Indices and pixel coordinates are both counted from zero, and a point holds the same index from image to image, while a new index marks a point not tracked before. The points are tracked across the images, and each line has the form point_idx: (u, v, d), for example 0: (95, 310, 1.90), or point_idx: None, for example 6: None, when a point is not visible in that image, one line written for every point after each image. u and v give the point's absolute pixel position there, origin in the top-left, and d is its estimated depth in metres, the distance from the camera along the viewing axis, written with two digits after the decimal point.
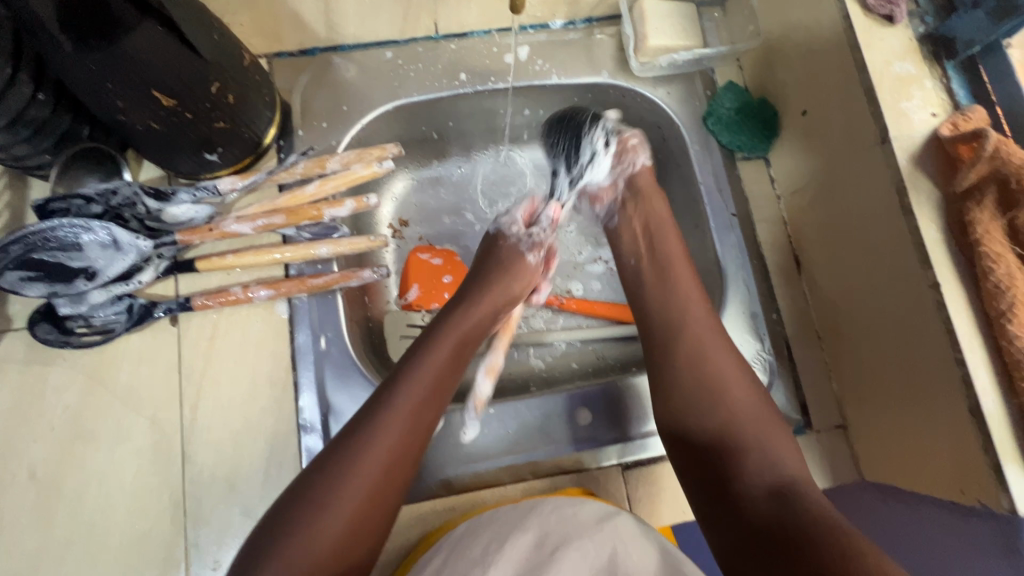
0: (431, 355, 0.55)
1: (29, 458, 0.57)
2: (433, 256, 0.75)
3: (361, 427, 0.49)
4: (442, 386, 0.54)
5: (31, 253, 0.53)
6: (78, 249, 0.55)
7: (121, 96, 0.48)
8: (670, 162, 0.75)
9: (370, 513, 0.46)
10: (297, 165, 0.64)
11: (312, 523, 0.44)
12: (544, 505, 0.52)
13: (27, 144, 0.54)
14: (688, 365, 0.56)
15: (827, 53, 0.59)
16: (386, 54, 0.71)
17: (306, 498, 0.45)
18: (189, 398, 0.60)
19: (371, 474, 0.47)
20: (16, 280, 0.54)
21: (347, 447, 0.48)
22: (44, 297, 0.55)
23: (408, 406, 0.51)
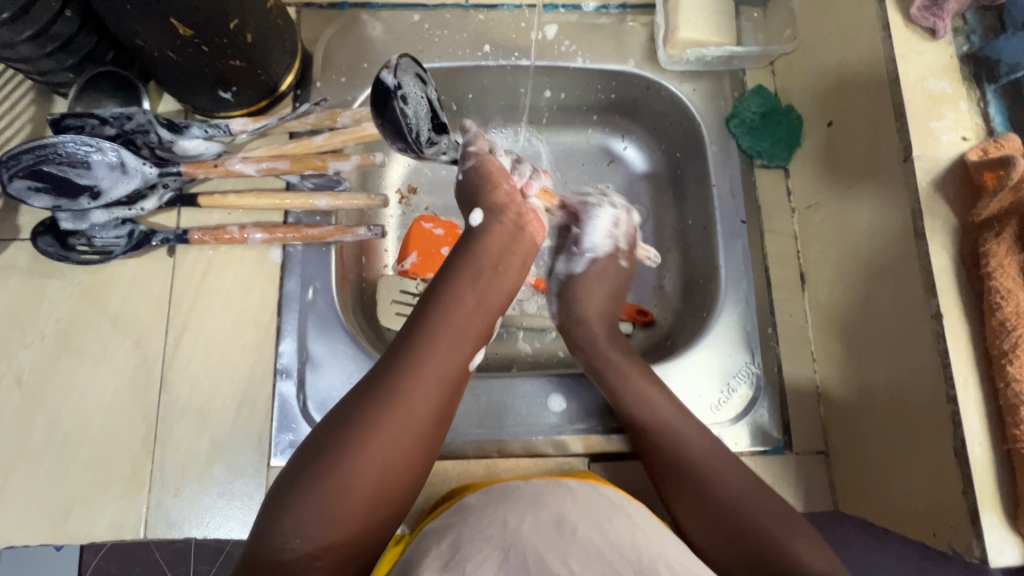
0: (454, 290, 0.54)
1: (17, 363, 0.59)
2: (436, 226, 0.74)
3: (390, 372, 0.49)
4: (467, 326, 0.54)
5: (41, 164, 0.55)
6: (85, 166, 0.56)
7: (139, 21, 0.49)
8: (688, 161, 0.74)
9: (406, 458, 0.47)
10: (309, 115, 0.65)
11: (356, 460, 0.45)
12: (561, 490, 0.50)
13: (51, 60, 0.56)
14: (646, 429, 0.57)
15: (862, 60, 0.57)
16: (414, 17, 0.70)
17: (341, 438, 0.46)
18: (175, 328, 0.61)
19: (403, 415, 0.47)
20: (23, 189, 0.55)
21: (379, 386, 0.48)
22: (48, 208, 0.56)
23: (437, 349, 0.51)
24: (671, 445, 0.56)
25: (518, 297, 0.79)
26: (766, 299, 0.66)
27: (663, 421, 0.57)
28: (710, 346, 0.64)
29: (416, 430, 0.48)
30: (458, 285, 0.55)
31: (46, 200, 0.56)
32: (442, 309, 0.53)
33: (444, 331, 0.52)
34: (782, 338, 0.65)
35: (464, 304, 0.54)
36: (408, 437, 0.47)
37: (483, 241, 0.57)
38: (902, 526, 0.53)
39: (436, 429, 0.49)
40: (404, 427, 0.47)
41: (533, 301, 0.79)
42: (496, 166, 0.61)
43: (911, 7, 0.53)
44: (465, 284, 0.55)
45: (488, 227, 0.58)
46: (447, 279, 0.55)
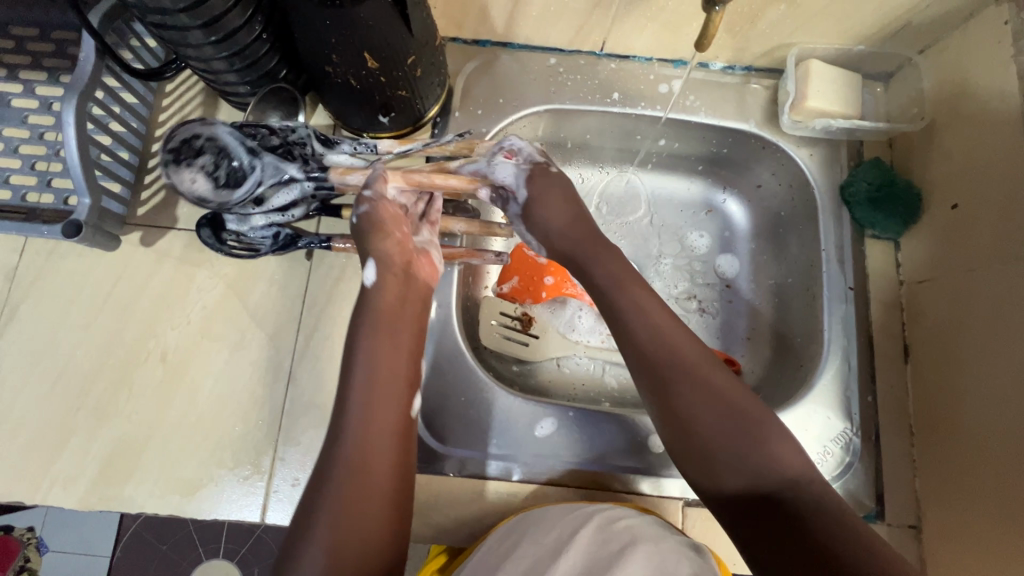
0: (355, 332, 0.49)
1: (163, 342, 0.64)
2: (540, 255, 0.78)
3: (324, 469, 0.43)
4: (389, 377, 0.47)
5: (211, 158, 0.59)
6: (246, 179, 0.60)
7: (338, 52, 0.54)
8: (794, 221, 0.76)
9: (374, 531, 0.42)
10: (449, 143, 0.68)
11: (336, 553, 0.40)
12: (615, 513, 0.54)
13: (236, 74, 0.62)
14: (714, 443, 0.47)
15: (999, 151, 0.58)
16: (550, 60, 0.75)
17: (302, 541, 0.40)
18: (306, 327, 0.65)
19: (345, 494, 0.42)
20: (183, 174, 0.58)
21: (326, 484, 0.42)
22: (194, 204, 0.59)
23: (356, 417, 0.45)
24: (737, 441, 0.46)
25: (608, 331, 0.81)
26: (868, 367, 0.67)
27: (713, 389, 0.48)
28: (810, 406, 0.65)
29: (376, 501, 0.42)
30: (364, 339, 0.48)
31: (191, 194, 0.58)
32: (357, 369, 0.47)
33: (370, 398, 0.46)
34: (881, 407, 0.66)
35: (372, 360, 0.47)
36: (369, 511, 0.42)
37: (376, 294, 0.51)
38: None
39: (395, 481, 0.44)
40: (365, 504, 0.42)
41: None
42: (391, 214, 0.55)
43: None
44: (372, 327, 0.49)
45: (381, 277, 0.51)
46: (353, 343, 0.48)
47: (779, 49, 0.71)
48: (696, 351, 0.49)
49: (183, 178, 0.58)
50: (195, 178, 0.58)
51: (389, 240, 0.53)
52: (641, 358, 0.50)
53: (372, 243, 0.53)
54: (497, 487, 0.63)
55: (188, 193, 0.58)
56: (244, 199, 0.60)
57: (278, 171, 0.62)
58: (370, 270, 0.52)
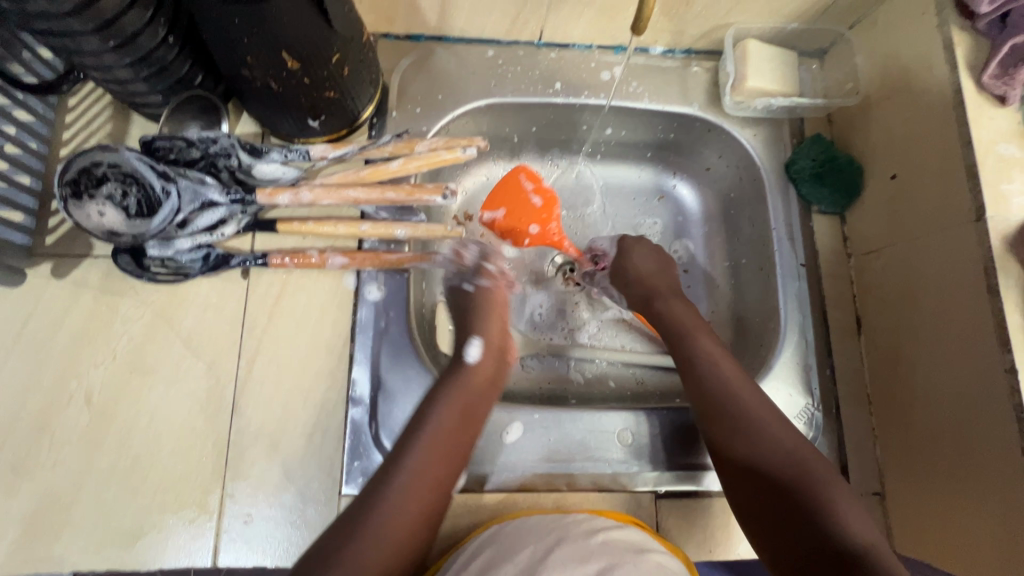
0: (449, 401, 0.56)
1: (87, 382, 0.58)
2: (484, 215, 0.74)
3: (376, 497, 0.49)
4: (454, 450, 0.54)
5: (106, 182, 0.53)
6: (161, 207, 0.54)
7: (252, 52, 0.50)
8: (744, 202, 0.76)
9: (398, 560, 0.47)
10: (387, 144, 0.65)
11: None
12: (597, 527, 0.53)
13: (145, 83, 0.57)
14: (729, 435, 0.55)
15: (931, 119, 0.59)
16: (488, 52, 0.72)
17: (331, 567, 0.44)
18: (247, 353, 0.61)
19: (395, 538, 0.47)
20: (78, 202, 0.53)
21: (366, 520, 0.47)
22: (105, 239, 0.54)
23: (424, 472, 0.51)
24: (757, 445, 0.54)
25: (570, 326, 0.80)
26: (824, 341, 0.68)
27: (739, 405, 0.56)
28: (772, 385, 0.66)
29: (408, 534, 0.48)
30: (447, 408, 0.56)
31: (100, 228, 0.53)
32: (434, 430, 0.54)
33: (444, 440, 0.54)
34: (840, 380, 0.67)
35: (440, 430, 0.54)
36: (403, 543, 0.47)
37: (472, 371, 0.60)
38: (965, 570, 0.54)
39: (424, 536, 0.50)
40: (400, 538, 0.47)
41: (585, 330, 0.80)
42: (502, 298, 0.69)
43: (984, 75, 0.56)
44: (457, 408, 0.56)
45: (480, 363, 0.61)
46: (433, 403, 0.56)
47: (717, 31, 0.71)
48: (735, 372, 0.59)
49: (90, 212, 0.53)
50: (101, 211, 0.53)
51: (498, 323, 0.66)
52: (698, 380, 0.59)
53: (477, 324, 0.65)
54: (465, 500, 0.60)
55: (97, 228, 0.53)
56: (163, 228, 0.55)
57: (198, 193, 0.57)
58: (471, 348, 0.62)
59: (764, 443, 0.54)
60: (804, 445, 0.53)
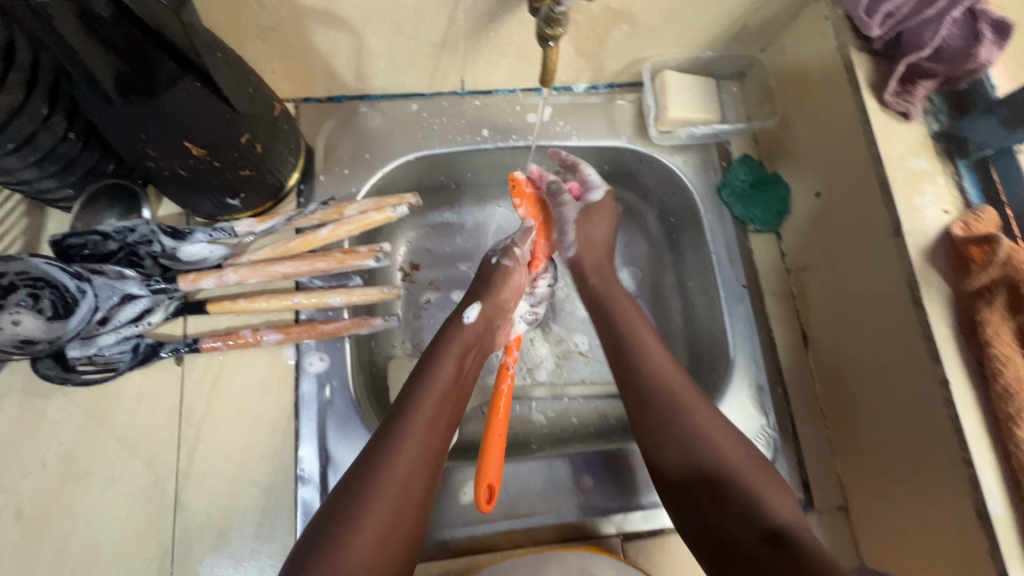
0: (441, 366, 0.57)
1: (17, 495, 0.56)
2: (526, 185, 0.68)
3: (367, 471, 0.48)
4: (450, 411, 0.55)
5: (14, 290, 0.52)
6: (76, 308, 0.53)
7: (153, 145, 0.49)
8: (683, 226, 0.77)
9: (410, 506, 0.48)
10: (315, 211, 0.64)
11: (330, 569, 0.42)
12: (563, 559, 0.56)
13: (52, 179, 0.55)
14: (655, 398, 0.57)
15: (844, 137, 0.61)
16: (412, 106, 0.72)
17: (325, 541, 0.44)
18: (188, 442, 0.59)
19: (389, 504, 0.47)
20: None
21: (356, 491, 0.47)
22: (16, 349, 0.52)
23: (417, 438, 0.51)
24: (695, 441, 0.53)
25: (528, 366, 0.79)
26: (774, 358, 0.69)
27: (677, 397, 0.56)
28: (727, 410, 0.65)
29: (418, 484, 0.49)
30: (436, 379, 0.56)
31: (10, 340, 0.51)
32: (420, 398, 0.54)
33: (443, 396, 0.55)
34: (793, 396, 0.67)
35: (435, 390, 0.55)
36: (412, 489, 0.48)
37: (472, 330, 0.63)
38: None
39: (422, 497, 0.49)
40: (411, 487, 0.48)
41: (543, 367, 0.79)
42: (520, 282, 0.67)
43: (885, 93, 0.57)
44: (447, 374, 0.57)
45: (478, 323, 0.63)
46: (435, 360, 0.58)
47: (635, 64, 0.72)
48: (670, 372, 0.58)
49: (3, 323, 0.51)
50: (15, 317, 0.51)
51: (506, 291, 0.66)
52: (629, 368, 0.59)
53: (483, 288, 0.66)
54: (428, 567, 0.59)
55: (8, 338, 0.51)
56: (81, 326, 0.53)
57: (115, 288, 0.55)
58: (470, 310, 0.64)
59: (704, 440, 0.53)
60: (750, 454, 0.53)
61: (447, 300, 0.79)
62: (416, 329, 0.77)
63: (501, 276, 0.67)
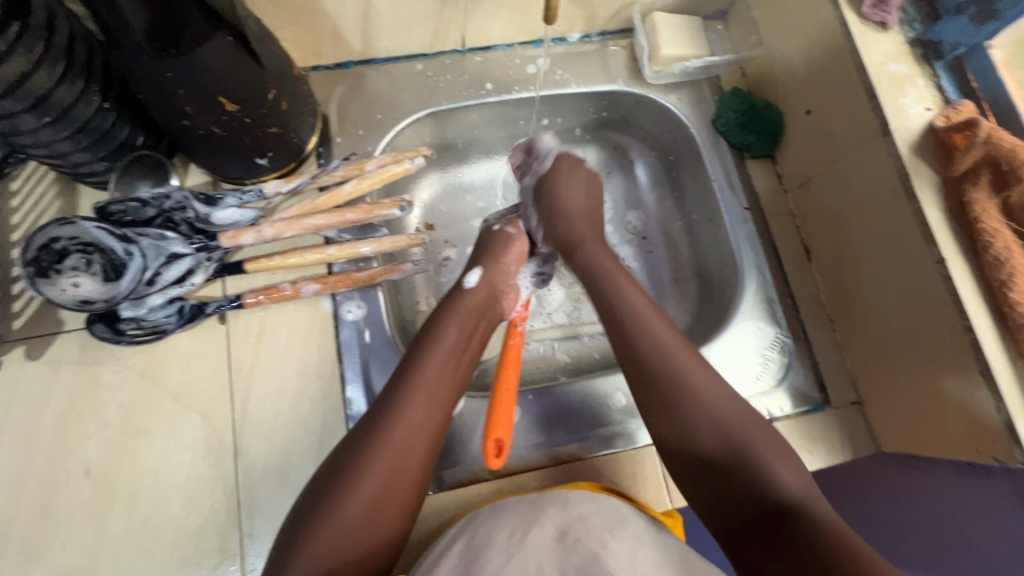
0: (445, 331, 0.61)
1: (83, 455, 0.58)
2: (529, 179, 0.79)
3: (368, 433, 0.52)
4: (453, 376, 0.59)
5: (68, 253, 0.54)
6: (127, 268, 0.56)
7: (190, 102, 0.52)
8: (683, 162, 0.81)
9: (408, 466, 0.52)
10: (337, 169, 0.68)
11: (329, 518, 0.47)
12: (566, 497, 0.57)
13: (86, 152, 0.57)
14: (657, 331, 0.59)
15: (826, 53, 0.65)
16: (417, 66, 0.75)
17: (324, 498, 0.49)
18: (239, 394, 0.62)
19: (390, 461, 0.51)
20: (46, 274, 0.53)
21: (358, 450, 0.51)
22: (76, 308, 0.54)
23: (421, 400, 0.55)
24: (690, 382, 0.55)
25: (547, 310, 0.83)
26: (780, 273, 0.73)
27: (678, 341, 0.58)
28: (742, 322, 0.70)
29: (417, 445, 0.53)
30: (441, 342, 0.59)
31: (69, 300, 0.54)
32: (425, 362, 0.57)
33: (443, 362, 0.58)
34: (801, 306, 0.72)
35: (438, 355, 0.59)
36: (415, 452, 0.53)
37: (472, 295, 0.66)
38: (943, 452, 0.59)
39: (423, 457, 0.53)
40: (410, 450, 0.52)
41: (562, 310, 0.83)
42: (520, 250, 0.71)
43: (862, 6, 0.62)
44: (451, 339, 0.60)
45: (478, 287, 0.67)
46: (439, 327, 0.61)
47: (625, 10, 0.76)
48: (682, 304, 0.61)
49: (63, 286, 0.54)
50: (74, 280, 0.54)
51: (506, 256, 0.71)
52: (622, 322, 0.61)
53: (484, 255, 0.70)
54: (478, 489, 0.64)
55: (68, 299, 0.54)
56: (133, 287, 0.56)
57: (160, 248, 0.59)
58: (471, 275, 0.68)
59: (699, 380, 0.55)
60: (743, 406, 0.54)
61: (464, 255, 0.82)
62: (438, 283, 0.80)
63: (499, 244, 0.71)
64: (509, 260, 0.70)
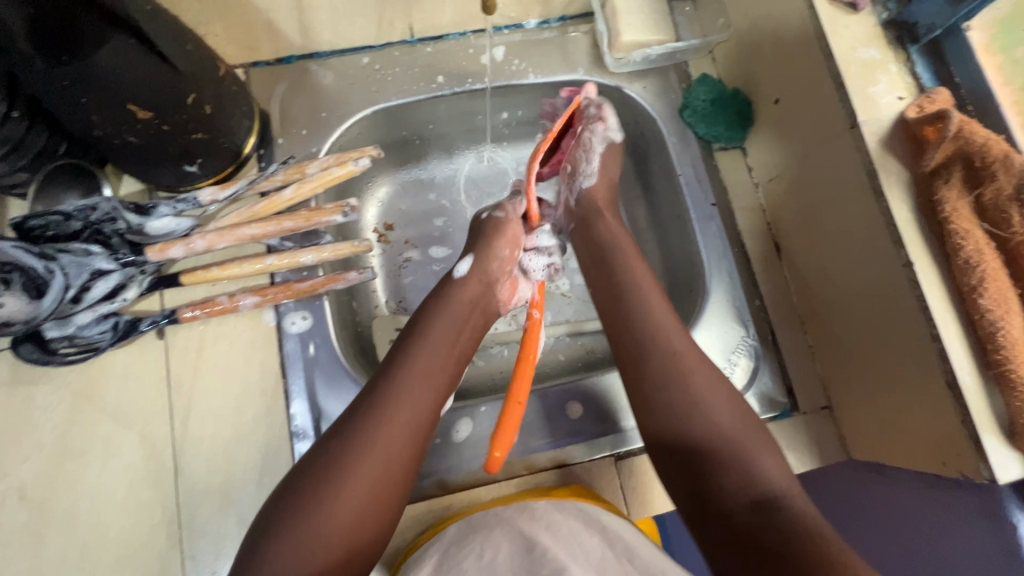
0: (432, 327, 0.58)
1: (18, 479, 0.57)
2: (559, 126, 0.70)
3: (346, 434, 0.50)
4: (442, 371, 0.56)
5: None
6: (49, 288, 0.53)
7: (97, 111, 0.48)
8: (649, 154, 0.77)
9: (395, 469, 0.50)
10: (277, 173, 0.64)
11: (309, 524, 0.45)
12: (534, 509, 0.55)
13: (4, 162, 0.54)
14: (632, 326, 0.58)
15: (793, 37, 0.61)
16: (363, 59, 0.71)
17: (295, 506, 0.46)
18: (179, 412, 0.59)
19: (374, 463, 0.49)
20: None
21: (336, 451, 0.49)
22: None
23: (403, 400, 0.52)
24: (680, 419, 0.52)
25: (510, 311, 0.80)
26: (748, 273, 0.70)
27: (677, 362, 0.55)
28: (707, 325, 0.66)
29: (404, 447, 0.51)
30: (428, 338, 0.57)
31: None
32: (409, 358, 0.55)
33: (429, 360, 0.55)
34: (769, 307, 0.69)
35: (426, 351, 0.56)
36: (400, 454, 0.50)
37: (465, 286, 0.62)
38: (910, 462, 0.56)
39: (411, 456, 0.51)
40: (398, 452, 0.50)
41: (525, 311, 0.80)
42: (514, 231, 0.66)
43: None
44: (438, 334, 0.57)
45: (468, 278, 0.62)
46: (429, 322, 0.58)
47: None
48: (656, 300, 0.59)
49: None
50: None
51: (500, 241, 0.65)
52: (624, 336, 0.58)
53: (475, 243, 0.65)
54: (429, 506, 0.61)
55: None
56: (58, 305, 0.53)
57: (84, 265, 0.55)
58: (459, 264, 0.63)
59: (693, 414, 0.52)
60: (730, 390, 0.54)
61: (427, 256, 0.79)
62: (398, 287, 0.77)
63: (500, 233, 0.65)
64: (502, 246, 0.64)
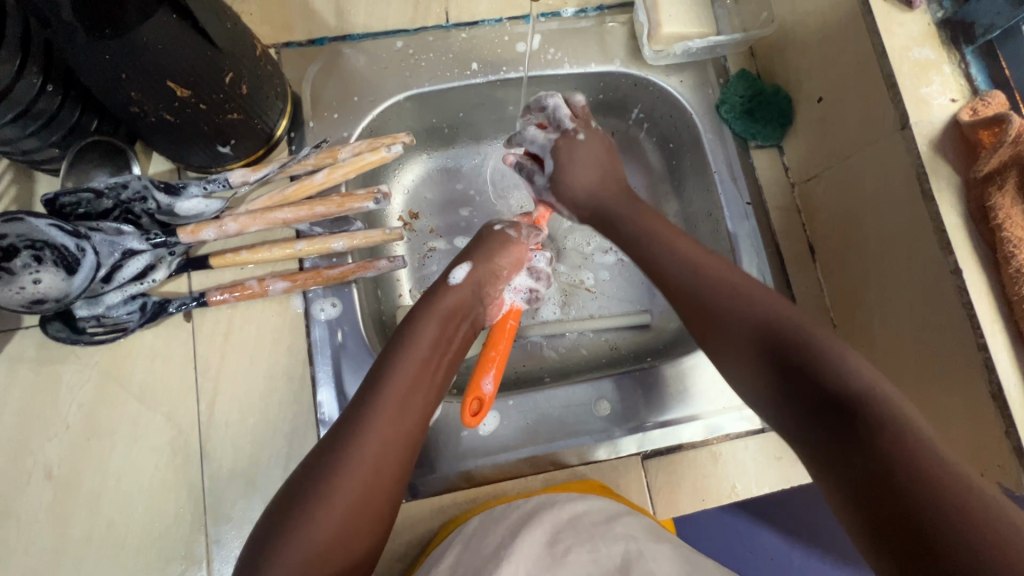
0: (417, 337, 0.57)
1: (44, 458, 0.56)
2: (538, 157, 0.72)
3: (331, 452, 0.47)
4: (426, 383, 0.55)
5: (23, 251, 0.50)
6: (80, 266, 0.52)
7: (136, 87, 0.47)
8: (682, 150, 0.75)
9: (380, 483, 0.48)
10: (309, 157, 0.63)
11: (294, 539, 0.43)
12: (556, 502, 0.55)
13: (35, 138, 0.53)
14: (671, 268, 0.54)
15: (842, 31, 0.59)
16: (397, 44, 0.70)
17: (285, 523, 0.44)
18: (206, 396, 0.59)
19: (356, 484, 0.46)
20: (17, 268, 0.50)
21: (320, 468, 0.47)
22: (27, 309, 0.51)
23: (388, 415, 0.50)
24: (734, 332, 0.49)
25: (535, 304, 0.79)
26: (781, 274, 0.69)
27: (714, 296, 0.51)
28: None
29: (388, 457, 0.49)
30: (412, 350, 0.55)
31: (20, 299, 0.51)
32: (396, 371, 0.53)
33: (413, 371, 0.54)
34: (802, 310, 0.68)
35: (411, 361, 0.55)
36: (387, 466, 0.49)
37: (454, 291, 0.61)
38: None
39: (397, 469, 0.49)
40: (383, 462, 0.48)
41: (551, 306, 0.79)
42: (521, 251, 0.65)
43: None
44: (423, 347, 0.56)
45: (463, 284, 0.62)
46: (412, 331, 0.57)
47: None
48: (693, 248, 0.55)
49: (22, 283, 0.50)
50: (37, 278, 0.50)
51: (499, 258, 0.64)
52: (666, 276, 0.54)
53: (472, 251, 0.64)
54: (453, 497, 0.60)
55: (23, 298, 0.51)
56: (88, 284, 0.53)
57: (115, 244, 0.55)
58: (456, 271, 0.62)
59: (739, 343, 0.49)
60: (774, 301, 0.49)
61: (452, 245, 0.78)
62: (423, 275, 0.76)
63: (502, 243, 0.65)
64: (503, 262, 0.64)
